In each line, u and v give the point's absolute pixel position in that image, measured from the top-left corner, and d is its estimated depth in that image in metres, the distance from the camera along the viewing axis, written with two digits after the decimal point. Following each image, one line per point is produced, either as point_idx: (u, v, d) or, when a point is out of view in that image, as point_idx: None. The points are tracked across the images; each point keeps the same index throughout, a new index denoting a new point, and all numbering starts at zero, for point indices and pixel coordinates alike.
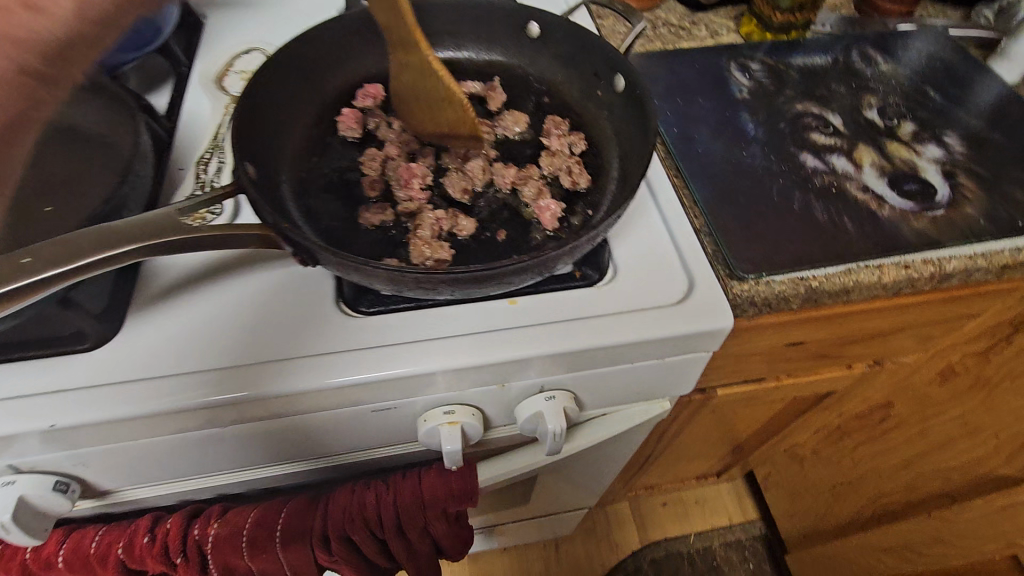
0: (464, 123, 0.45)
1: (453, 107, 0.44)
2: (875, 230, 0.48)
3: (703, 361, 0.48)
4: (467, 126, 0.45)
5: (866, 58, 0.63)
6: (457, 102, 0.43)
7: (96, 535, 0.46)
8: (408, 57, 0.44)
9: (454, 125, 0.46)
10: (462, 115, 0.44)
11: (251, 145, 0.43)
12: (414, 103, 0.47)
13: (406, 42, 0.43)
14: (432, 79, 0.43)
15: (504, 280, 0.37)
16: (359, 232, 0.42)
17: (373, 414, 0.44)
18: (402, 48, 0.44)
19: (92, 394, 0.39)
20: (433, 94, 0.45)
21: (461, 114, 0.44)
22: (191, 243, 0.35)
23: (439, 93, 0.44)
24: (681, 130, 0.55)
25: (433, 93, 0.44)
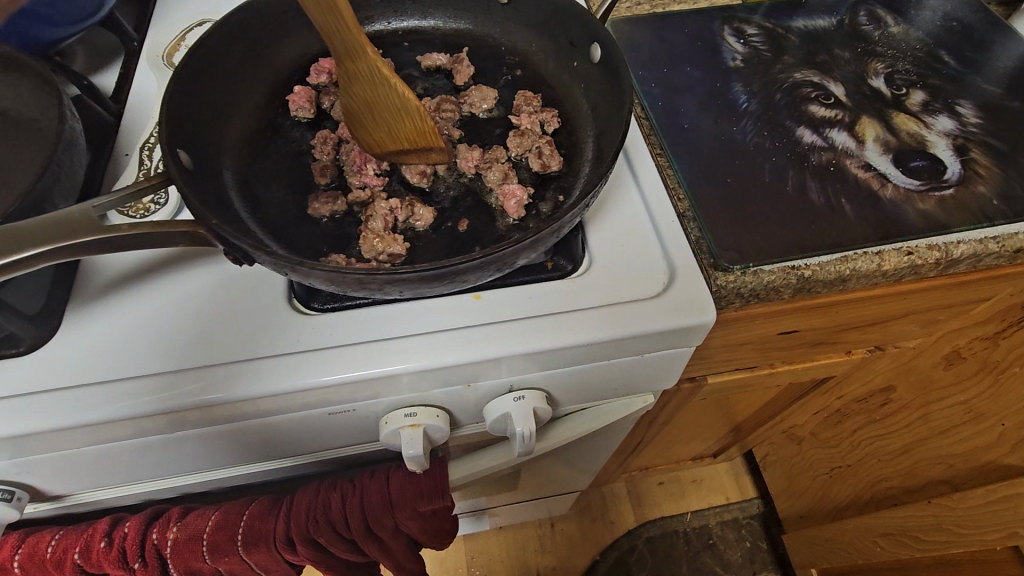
0: (422, 133, 0.39)
1: (411, 116, 0.38)
2: (876, 213, 0.44)
3: (686, 356, 0.45)
4: (426, 137, 0.39)
5: (875, 19, 0.58)
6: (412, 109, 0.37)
7: (52, 540, 0.44)
8: (353, 67, 0.36)
9: (410, 138, 0.39)
10: (421, 123, 0.38)
11: (187, 131, 0.39)
12: (361, 122, 0.39)
13: (350, 50, 0.35)
14: (380, 86, 0.37)
15: (458, 277, 0.34)
16: (307, 224, 0.39)
17: (331, 417, 0.42)
18: (345, 59, 0.36)
19: (27, 403, 0.36)
20: (383, 105, 0.38)
21: (418, 124, 0.38)
22: (115, 241, 0.32)
23: (391, 102, 0.37)
24: (666, 103, 0.50)
25: (383, 103, 0.38)
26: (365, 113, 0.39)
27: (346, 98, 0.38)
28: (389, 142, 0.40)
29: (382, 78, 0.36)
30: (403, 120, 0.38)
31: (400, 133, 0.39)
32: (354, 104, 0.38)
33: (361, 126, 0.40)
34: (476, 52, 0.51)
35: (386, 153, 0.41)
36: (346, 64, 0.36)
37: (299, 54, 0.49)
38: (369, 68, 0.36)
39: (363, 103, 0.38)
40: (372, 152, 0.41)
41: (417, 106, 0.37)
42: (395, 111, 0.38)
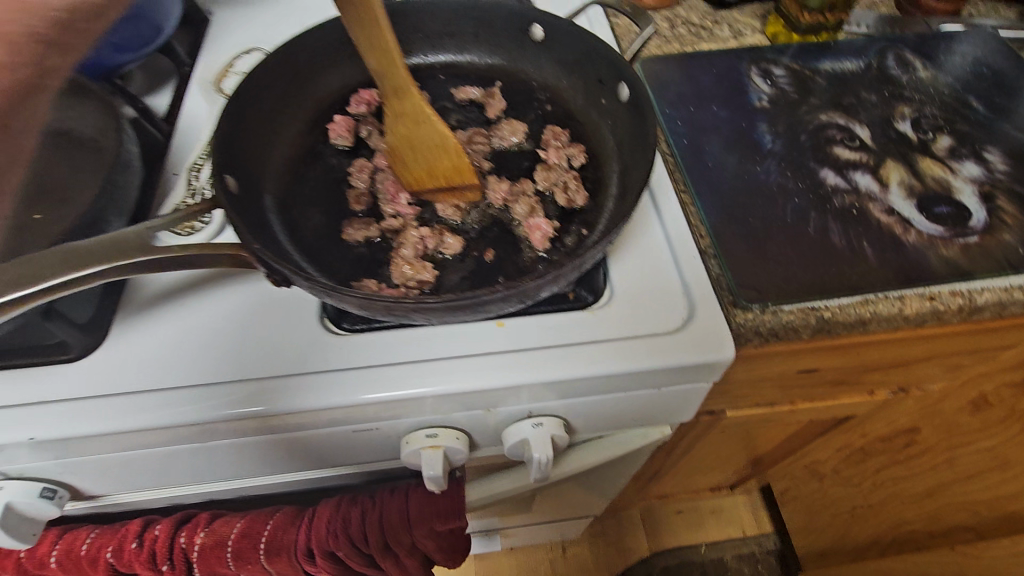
0: (458, 169, 0.41)
1: (450, 154, 0.41)
2: (898, 257, 0.44)
3: (703, 392, 0.45)
4: (463, 174, 0.42)
5: (903, 63, 0.58)
6: (452, 145, 0.40)
7: (88, 537, 0.47)
8: (399, 106, 0.40)
9: (448, 175, 0.42)
10: (460, 161, 0.41)
11: (234, 157, 0.42)
12: (399, 160, 0.42)
13: (398, 90, 0.39)
14: (424, 125, 0.40)
15: (482, 308, 0.36)
16: (341, 248, 0.41)
17: (355, 434, 0.43)
18: (392, 98, 0.40)
19: (74, 408, 0.39)
20: (423, 143, 0.41)
21: (455, 161, 0.41)
22: (164, 260, 0.35)
23: (433, 140, 0.41)
24: (691, 141, 0.52)
25: (424, 141, 0.41)
26: (406, 151, 0.41)
27: (389, 137, 0.41)
28: (425, 178, 0.42)
29: (427, 117, 0.40)
30: (442, 157, 0.41)
31: (437, 170, 0.42)
32: (395, 143, 0.41)
33: (400, 164, 0.42)
34: (508, 87, 0.53)
35: (421, 190, 0.43)
36: (392, 105, 0.40)
37: (341, 85, 0.52)
38: (416, 109, 0.40)
39: (405, 142, 0.41)
40: (409, 189, 0.43)
41: (456, 144, 0.41)
42: (435, 148, 0.41)
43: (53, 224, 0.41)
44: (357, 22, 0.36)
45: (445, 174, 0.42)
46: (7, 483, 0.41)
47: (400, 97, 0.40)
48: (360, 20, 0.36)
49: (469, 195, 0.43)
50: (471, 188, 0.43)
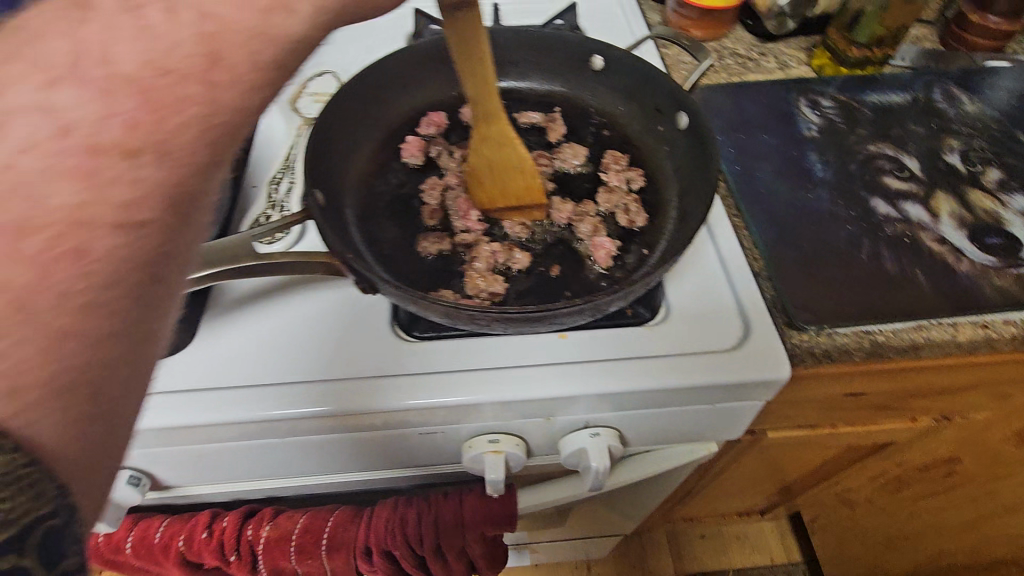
0: (530, 190, 0.45)
1: (525, 175, 0.45)
2: (950, 285, 0.45)
3: (754, 410, 0.47)
4: (534, 194, 0.45)
5: (949, 97, 0.60)
6: (528, 167, 0.45)
7: (161, 526, 0.49)
8: (486, 130, 0.44)
9: (519, 195, 0.46)
10: (533, 181, 0.45)
11: (320, 173, 0.45)
12: (476, 179, 0.46)
13: (487, 116, 0.44)
14: (505, 147, 0.44)
15: (557, 320, 0.38)
16: (417, 260, 0.44)
17: (420, 437, 0.46)
18: (481, 123, 0.44)
19: (165, 402, 0.41)
20: (502, 164, 0.45)
21: (529, 182, 0.45)
22: (265, 266, 0.38)
23: (511, 161, 0.45)
24: (744, 167, 0.54)
25: (503, 162, 0.45)
26: (484, 171, 0.45)
27: (471, 157, 0.45)
28: (498, 197, 0.46)
29: (509, 141, 0.44)
30: (518, 178, 0.45)
31: (511, 190, 0.46)
32: (476, 163, 0.45)
33: (476, 182, 0.46)
34: (567, 112, 0.56)
35: (491, 208, 0.47)
36: (480, 129, 0.44)
37: (411, 107, 0.56)
38: (501, 133, 0.44)
39: (485, 163, 0.45)
40: (480, 206, 0.47)
41: (531, 167, 0.45)
42: (513, 169, 0.45)
43: None
44: (463, 56, 0.40)
45: (516, 194, 0.46)
46: None
47: (488, 122, 0.44)
48: (466, 54, 0.40)
49: (534, 213, 0.47)
50: (538, 207, 0.46)
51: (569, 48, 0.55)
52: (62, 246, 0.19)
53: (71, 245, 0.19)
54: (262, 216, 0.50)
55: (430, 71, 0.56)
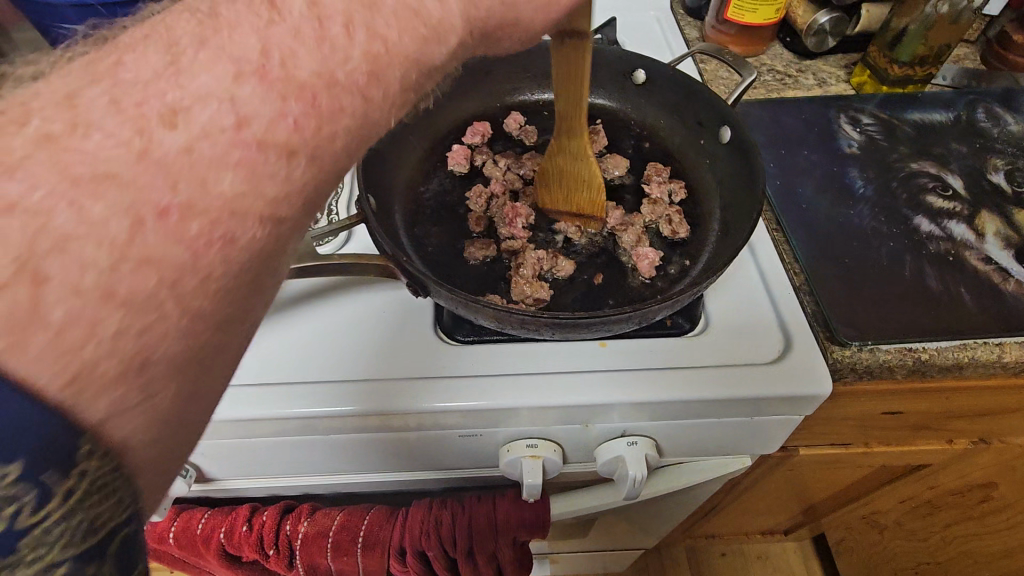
0: (593, 203, 0.47)
1: (589, 189, 0.46)
2: (997, 305, 0.45)
3: (794, 424, 0.47)
4: (595, 208, 0.47)
5: (992, 116, 0.60)
6: (596, 184, 0.46)
7: (202, 517, 0.51)
8: (565, 142, 0.45)
9: (580, 205, 0.47)
10: (597, 197, 0.46)
11: (372, 178, 0.46)
12: (545, 184, 0.48)
13: (570, 130, 0.45)
14: (579, 161, 0.46)
15: (604, 327, 0.38)
16: (463, 265, 0.45)
17: (460, 439, 0.46)
18: (562, 134, 0.45)
19: (217, 395, 0.42)
20: (570, 174, 0.46)
21: (593, 197, 0.46)
22: (322, 267, 0.39)
23: (581, 174, 0.46)
24: (784, 182, 0.54)
25: (573, 173, 0.46)
26: (553, 178, 0.47)
27: (546, 163, 0.47)
28: (561, 204, 0.48)
29: (586, 157, 0.45)
30: (582, 190, 0.46)
31: (574, 200, 0.47)
32: (547, 169, 0.47)
33: (544, 185, 0.48)
34: (609, 124, 0.57)
35: (554, 211, 0.48)
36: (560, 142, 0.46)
37: (456, 116, 0.57)
38: (580, 148, 0.45)
39: (556, 170, 0.47)
40: (541, 207, 0.49)
41: (598, 183, 0.46)
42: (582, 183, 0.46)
43: None
44: (564, 78, 0.41)
45: (578, 204, 0.47)
46: None
47: (570, 137, 0.45)
48: (567, 76, 0.41)
49: (592, 223, 0.47)
50: (597, 219, 0.48)
51: (613, 62, 0.55)
52: (223, 176, 0.20)
53: (233, 169, 0.20)
54: (311, 218, 0.51)
55: (475, 82, 0.57)
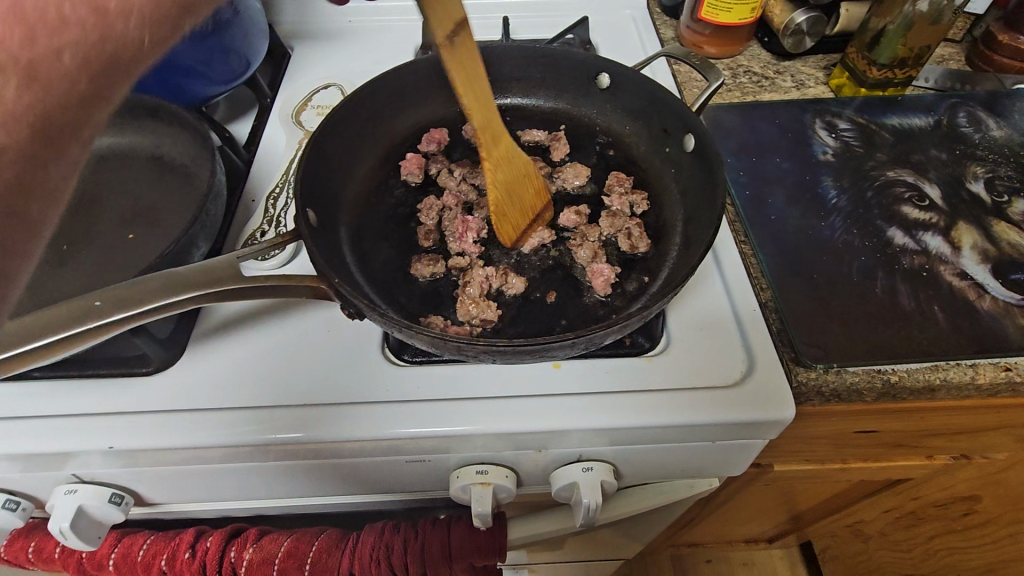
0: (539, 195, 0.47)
1: (531, 180, 0.46)
2: (971, 323, 0.43)
3: (758, 448, 0.44)
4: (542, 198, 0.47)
5: (975, 121, 0.57)
6: (533, 173, 0.46)
7: (145, 543, 0.49)
8: (493, 153, 0.44)
9: (533, 205, 0.46)
10: (538, 186, 0.47)
11: (314, 193, 0.44)
12: (503, 214, 0.44)
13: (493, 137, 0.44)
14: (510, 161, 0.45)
15: (548, 352, 0.36)
16: (410, 284, 0.43)
17: (408, 464, 0.44)
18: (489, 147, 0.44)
19: (148, 421, 0.40)
20: (514, 181, 0.45)
21: (536, 188, 0.47)
22: (249, 290, 0.37)
23: (519, 172, 0.46)
24: (754, 192, 0.52)
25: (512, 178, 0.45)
26: (507, 198, 0.45)
27: (492, 192, 0.44)
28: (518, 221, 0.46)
29: (514, 153, 0.45)
30: (529, 184, 0.46)
31: (527, 204, 0.46)
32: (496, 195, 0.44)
33: (501, 217, 0.44)
34: (573, 130, 0.55)
35: (517, 241, 0.45)
36: (491, 155, 0.44)
37: (415, 123, 0.55)
38: (505, 152, 0.45)
39: (503, 188, 0.45)
40: (509, 244, 0.45)
41: (531, 171, 0.46)
42: (523, 179, 0.46)
43: (149, 243, 0.46)
44: (465, 82, 0.41)
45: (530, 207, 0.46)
46: (80, 487, 0.43)
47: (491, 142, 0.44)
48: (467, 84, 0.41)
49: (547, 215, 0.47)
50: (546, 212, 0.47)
51: (576, 65, 0.53)
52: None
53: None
54: (257, 231, 0.49)
55: (434, 85, 0.55)
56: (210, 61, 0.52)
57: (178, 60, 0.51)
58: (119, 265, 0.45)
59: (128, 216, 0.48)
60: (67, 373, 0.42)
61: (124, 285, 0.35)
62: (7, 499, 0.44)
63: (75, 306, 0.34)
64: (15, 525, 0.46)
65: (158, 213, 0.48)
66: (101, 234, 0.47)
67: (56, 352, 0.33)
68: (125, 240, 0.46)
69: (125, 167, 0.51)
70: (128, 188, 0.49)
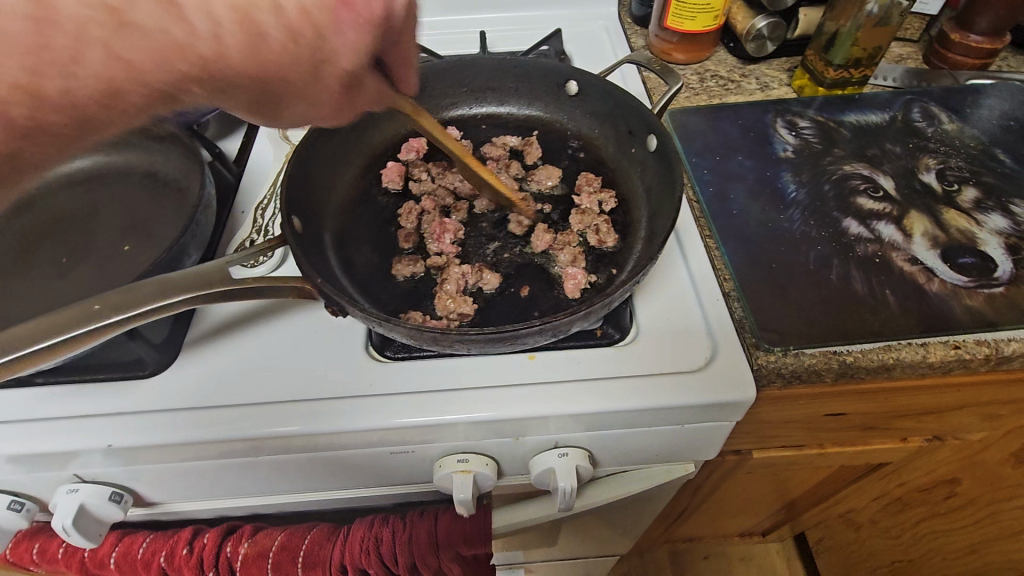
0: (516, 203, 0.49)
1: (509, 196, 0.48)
2: (920, 306, 0.45)
3: (726, 430, 0.46)
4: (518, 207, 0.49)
5: (928, 116, 0.60)
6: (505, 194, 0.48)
7: (144, 541, 0.51)
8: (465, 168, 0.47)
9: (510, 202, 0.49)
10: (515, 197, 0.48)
11: (299, 201, 0.47)
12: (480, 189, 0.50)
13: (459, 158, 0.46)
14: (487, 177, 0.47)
15: (518, 340, 0.39)
16: (392, 283, 0.46)
17: (392, 455, 0.46)
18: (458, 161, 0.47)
19: (144, 420, 0.42)
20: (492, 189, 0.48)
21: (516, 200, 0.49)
22: (236, 292, 0.40)
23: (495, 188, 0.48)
24: (717, 189, 0.54)
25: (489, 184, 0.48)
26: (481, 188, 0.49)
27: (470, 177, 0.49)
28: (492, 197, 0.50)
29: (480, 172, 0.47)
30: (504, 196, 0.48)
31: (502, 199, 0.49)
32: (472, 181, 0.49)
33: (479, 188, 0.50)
34: (545, 136, 0.58)
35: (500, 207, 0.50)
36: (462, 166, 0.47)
37: (395, 134, 0.58)
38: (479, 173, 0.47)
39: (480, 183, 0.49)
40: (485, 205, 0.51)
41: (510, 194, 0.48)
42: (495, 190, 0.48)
43: (143, 253, 0.48)
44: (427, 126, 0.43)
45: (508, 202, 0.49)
46: (81, 486, 0.45)
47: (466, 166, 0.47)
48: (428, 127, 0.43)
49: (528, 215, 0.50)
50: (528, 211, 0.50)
51: (546, 74, 0.56)
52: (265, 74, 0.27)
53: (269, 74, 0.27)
54: (246, 240, 0.51)
55: (412, 97, 0.58)
56: None
57: None
58: (113, 275, 0.47)
59: (124, 229, 0.50)
60: (67, 377, 0.44)
61: (121, 289, 0.37)
62: (12, 500, 0.46)
63: (75, 310, 0.36)
64: (19, 526, 0.48)
65: (152, 224, 0.50)
66: (96, 246, 0.49)
67: (56, 356, 0.36)
68: (121, 251, 0.49)
69: (120, 183, 0.53)
70: (124, 202, 0.52)
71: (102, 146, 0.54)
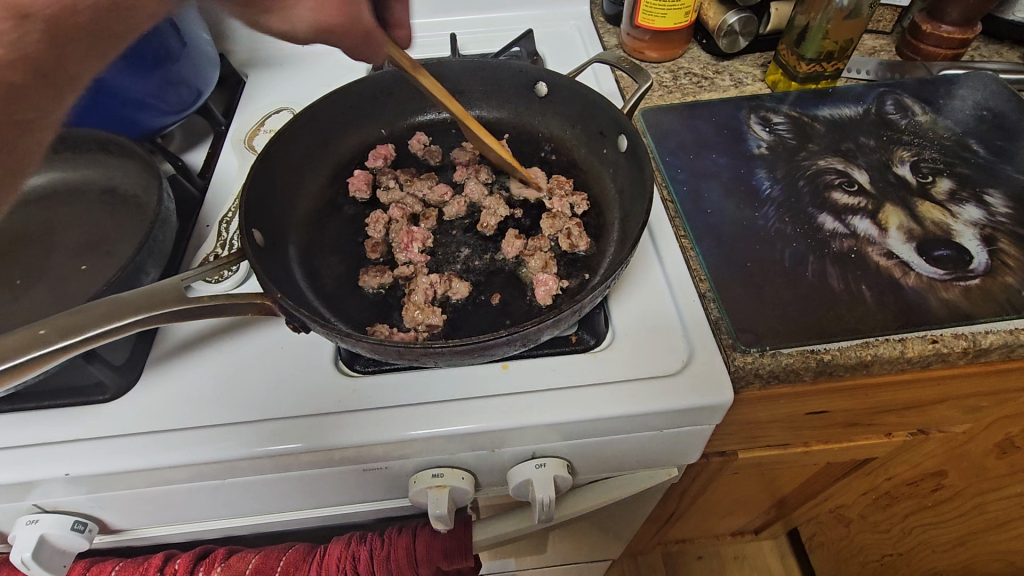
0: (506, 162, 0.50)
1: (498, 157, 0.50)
2: (897, 300, 0.44)
3: (706, 434, 0.45)
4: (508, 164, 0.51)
5: (901, 107, 0.60)
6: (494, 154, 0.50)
7: (113, 570, 0.49)
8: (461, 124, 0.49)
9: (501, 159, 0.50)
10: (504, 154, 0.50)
11: (261, 214, 0.45)
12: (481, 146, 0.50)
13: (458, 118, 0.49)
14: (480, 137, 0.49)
15: (487, 351, 0.38)
16: (358, 295, 0.44)
17: (365, 472, 0.45)
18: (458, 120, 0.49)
19: (104, 446, 0.41)
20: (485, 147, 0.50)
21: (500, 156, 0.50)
22: (190, 310, 0.38)
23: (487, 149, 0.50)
24: (691, 188, 0.53)
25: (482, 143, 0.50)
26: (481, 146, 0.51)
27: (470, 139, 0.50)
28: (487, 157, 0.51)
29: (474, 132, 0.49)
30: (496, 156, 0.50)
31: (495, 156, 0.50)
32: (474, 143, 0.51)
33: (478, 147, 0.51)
34: (517, 140, 0.57)
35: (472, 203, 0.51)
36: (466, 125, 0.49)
37: (363, 141, 0.57)
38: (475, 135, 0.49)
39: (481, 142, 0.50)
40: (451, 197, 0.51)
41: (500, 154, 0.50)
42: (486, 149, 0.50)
43: (102, 271, 0.47)
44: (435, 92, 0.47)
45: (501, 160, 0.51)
46: (42, 516, 0.43)
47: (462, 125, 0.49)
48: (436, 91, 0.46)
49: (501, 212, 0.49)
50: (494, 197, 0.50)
51: (515, 76, 0.55)
52: None
53: None
54: (210, 254, 0.50)
55: (380, 104, 0.57)
56: (160, 93, 0.53)
57: (128, 94, 0.52)
58: (70, 296, 0.45)
59: (82, 248, 0.49)
60: (24, 403, 0.43)
61: (70, 312, 0.36)
62: None
63: (20, 336, 0.34)
64: None
65: (112, 242, 0.49)
66: (53, 266, 0.48)
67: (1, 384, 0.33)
68: (78, 271, 0.47)
69: (77, 200, 0.52)
70: (81, 219, 0.50)
71: (58, 163, 0.52)
